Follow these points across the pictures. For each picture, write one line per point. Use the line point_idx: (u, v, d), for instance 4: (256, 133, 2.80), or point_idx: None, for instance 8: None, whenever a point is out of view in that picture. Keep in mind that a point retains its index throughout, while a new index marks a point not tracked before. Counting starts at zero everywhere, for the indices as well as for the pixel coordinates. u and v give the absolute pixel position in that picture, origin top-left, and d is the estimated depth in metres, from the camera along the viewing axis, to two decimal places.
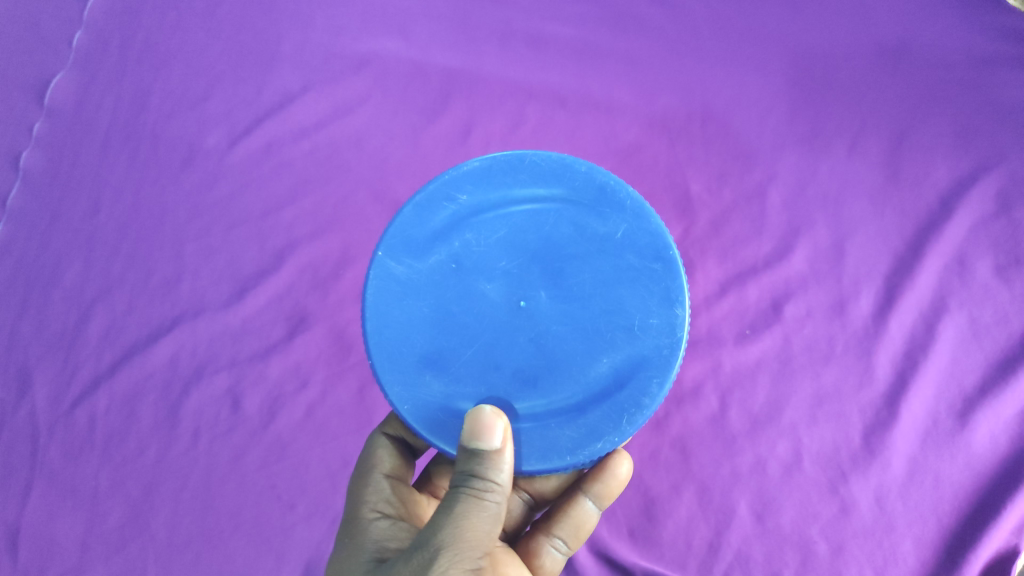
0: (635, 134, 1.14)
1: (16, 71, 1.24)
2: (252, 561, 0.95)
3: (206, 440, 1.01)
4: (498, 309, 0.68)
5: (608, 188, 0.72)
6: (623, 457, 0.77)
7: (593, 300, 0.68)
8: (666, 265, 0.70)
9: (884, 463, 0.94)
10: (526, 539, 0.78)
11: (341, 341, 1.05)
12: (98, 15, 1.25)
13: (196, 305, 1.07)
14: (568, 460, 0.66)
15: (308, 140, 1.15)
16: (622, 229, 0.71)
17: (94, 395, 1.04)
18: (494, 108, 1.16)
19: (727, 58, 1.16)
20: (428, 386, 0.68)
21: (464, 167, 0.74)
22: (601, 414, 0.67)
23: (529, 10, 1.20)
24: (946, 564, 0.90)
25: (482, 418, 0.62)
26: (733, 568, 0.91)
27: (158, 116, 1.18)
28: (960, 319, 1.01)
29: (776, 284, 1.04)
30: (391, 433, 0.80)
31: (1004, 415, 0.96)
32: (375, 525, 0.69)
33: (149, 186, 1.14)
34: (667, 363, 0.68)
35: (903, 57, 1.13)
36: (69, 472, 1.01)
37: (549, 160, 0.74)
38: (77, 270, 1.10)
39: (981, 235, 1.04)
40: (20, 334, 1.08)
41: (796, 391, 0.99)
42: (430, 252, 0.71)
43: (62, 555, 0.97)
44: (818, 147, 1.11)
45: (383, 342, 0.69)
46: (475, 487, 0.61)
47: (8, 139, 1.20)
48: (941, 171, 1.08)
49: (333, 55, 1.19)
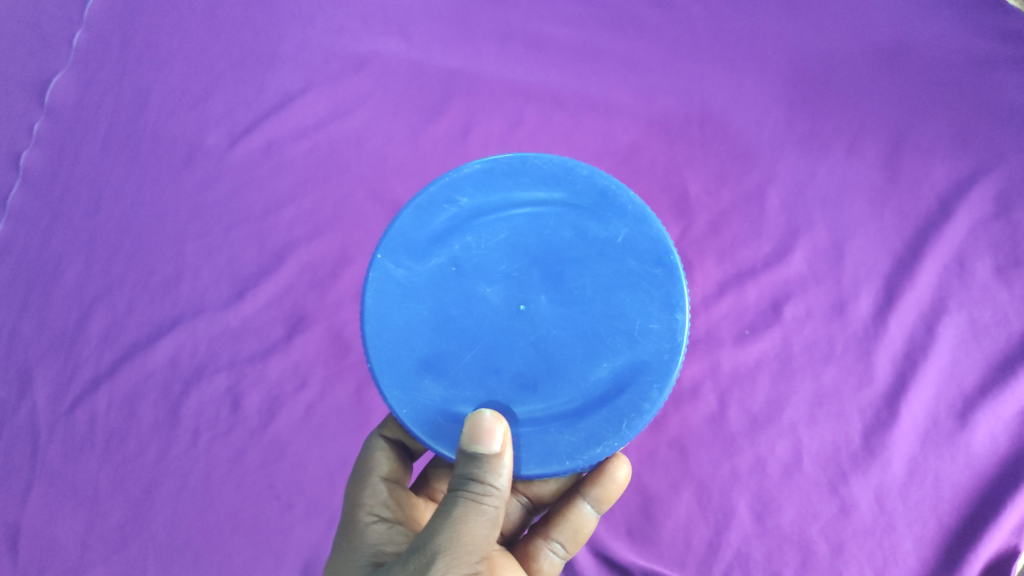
0: (635, 133, 1.13)
1: (16, 72, 1.24)
2: (252, 561, 0.95)
3: (206, 440, 1.01)
4: (498, 313, 0.68)
5: (609, 192, 0.72)
6: (622, 461, 0.78)
7: (594, 305, 0.68)
8: (667, 270, 0.70)
9: (884, 463, 0.94)
10: (525, 543, 0.78)
11: (340, 341, 1.04)
12: (98, 15, 1.25)
13: (196, 305, 1.07)
14: (567, 464, 0.66)
15: (308, 140, 1.15)
16: (623, 234, 0.71)
17: (95, 395, 1.04)
18: (494, 108, 1.16)
19: (726, 58, 1.15)
20: (427, 390, 0.68)
21: (465, 170, 0.74)
22: (601, 419, 0.67)
23: (529, 10, 1.20)
24: (945, 564, 0.90)
25: (483, 423, 0.62)
26: (732, 568, 0.91)
27: (158, 116, 1.18)
28: (960, 318, 1.00)
29: (775, 284, 1.03)
30: (388, 435, 0.80)
31: (1004, 415, 0.96)
32: (373, 529, 0.69)
33: (149, 185, 1.14)
34: (667, 368, 0.68)
35: (902, 56, 1.13)
36: (69, 471, 1.01)
37: (550, 164, 0.73)
38: (77, 270, 1.10)
39: (982, 235, 1.04)
40: (21, 333, 1.08)
41: (795, 391, 0.99)
42: (430, 254, 0.71)
43: (62, 554, 0.97)
44: (818, 147, 1.10)
45: (382, 345, 0.69)
46: (474, 491, 0.61)
47: (8, 139, 1.20)
48: (941, 171, 1.07)
49: (333, 56, 1.19)
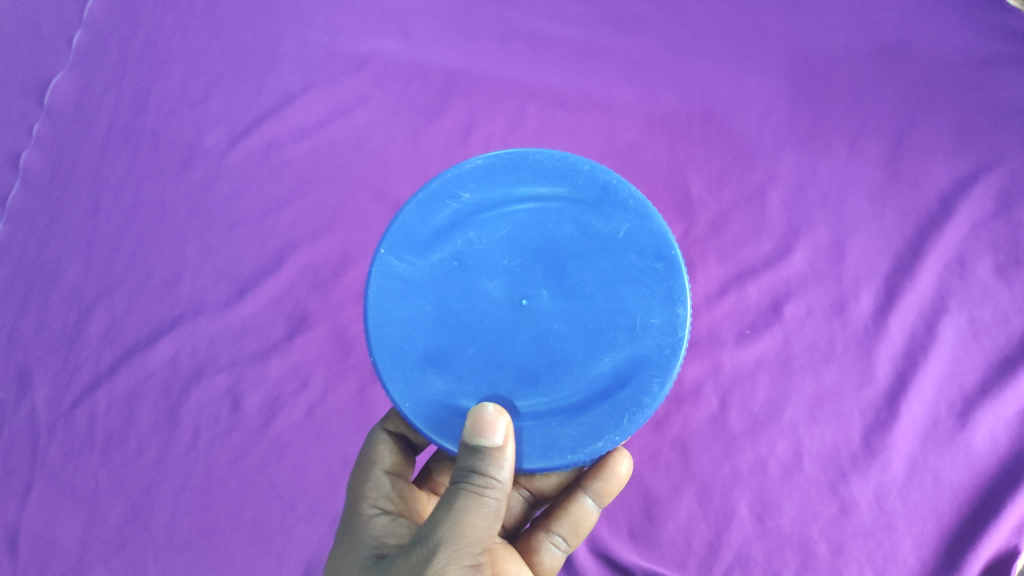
0: (635, 134, 1.14)
1: (16, 72, 1.25)
2: (252, 561, 0.95)
3: (206, 440, 1.01)
4: (500, 308, 0.68)
5: (610, 187, 0.72)
6: (623, 455, 0.78)
7: (595, 300, 0.68)
8: (668, 265, 0.70)
9: (885, 463, 0.94)
10: (526, 536, 0.79)
11: (341, 341, 1.05)
12: (97, 14, 1.25)
13: (196, 305, 1.07)
14: (569, 458, 0.66)
15: (309, 140, 1.15)
16: (624, 229, 0.71)
17: (94, 395, 1.04)
18: (495, 108, 1.17)
19: (727, 58, 1.16)
20: (429, 384, 0.68)
21: (467, 165, 0.74)
22: (603, 413, 0.67)
23: (528, 11, 1.21)
24: (946, 564, 0.90)
25: (485, 416, 0.62)
26: (733, 569, 0.91)
27: (158, 115, 1.18)
28: (959, 318, 1.01)
29: (776, 284, 1.04)
30: (391, 429, 0.80)
31: (1004, 415, 0.96)
32: (375, 521, 0.70)
33: (150, 185, 1.14)
34: (668, 363, 0.68)
35: (902, 57, 1.14)
36: (69, 472, 1.01)
37: (552, 158, 0.74)
38: (77, 270, 1.11)
39: (981, 236, 1.05)
40: (20, 333, 1.08)
41: (796, 391, 0.99)
42: (432, 249, 0.71)
43: (62, 555, 0.97)
44: (817, 148, 1.11)
45: (384, 339, 0.69)
46: (476, 483, 0.61)
47: (8, 138, 1.21)
48: (941, 172, 1.08)
49: (334, 55, 1.20)
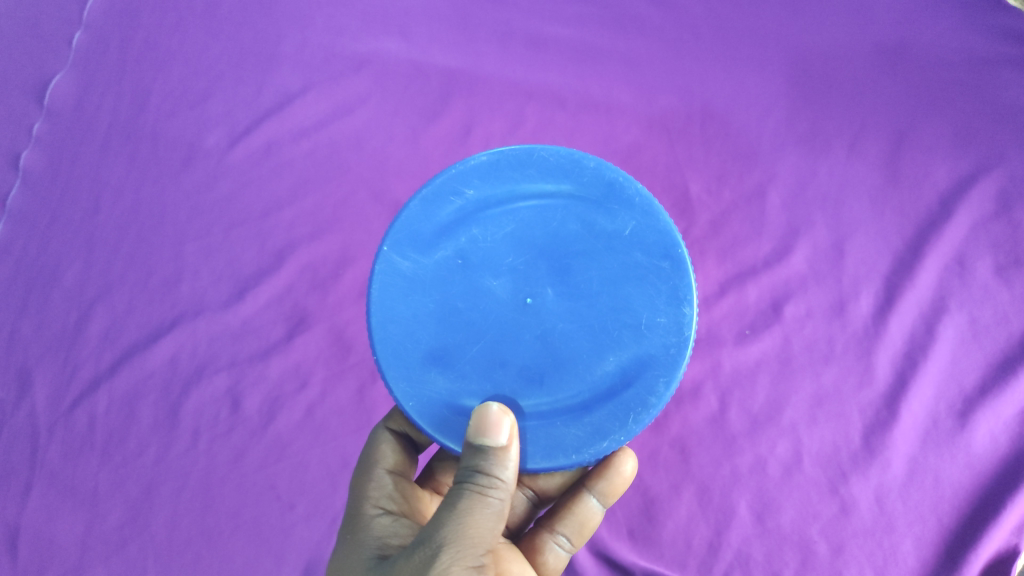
0: (635, 134, 1.14)
1: (16, 72, 1.24)
2: (252, 561, 0.95)
3: (206, 440, 1.01)
4: (504, 307, 0.68)
5: (616, 184, 0.73)
6: (628, 455, 0.78)
7: (600, 299, 0.69)
8: (674, 263, 0.70)
9: (884, 463, 0.95)
10: (531, 536, 0.79)
11: (341, 341, 1.04)
12: (97, 15, 1.25)
13: (196, 305, 1.07)
14: (573, 458, 0.66)
15: (308, 140, 1.15)
16: (630, 226, 0.71)
17: (94, 395, 1.03)
18: (495, 108, 1.17)
19: (727, 58, 1.16)
20: (433, 383, 0.68)
21: (471, 162, 0.74)
22: (607, 413, 0.67)
23: (529, 11, 1.21)
24: (946, 564, 0.90)
25: (489, 416, 0.62)
26: (733, 568, 0.91)
27: (158, 115, 1.18)
28: (959, 318, 1.01)
29: (775, 284, 1.04)
30: (394, 428, 0.80)
31: (1004, 415, 0.96)
32: (377, 521, 0.70)
33: (150, 185, 1.14)
34: (674, 362, 0.68)
35: (900, 57, 1.14)
36: (69, 471, 1.00)
37: (557, 155, 0.74)
38: (77, 270, 1.10)
39: (981, 236, 1.05)
40: (20, 333, 1.08)
41: (795, 391, 0.99)
42: (436, 247, 0.71)
43: (62, 555, 0.96)
44: (817, 148, 1.11)
45: (387, 338, 0.69)
46: (479, 483, 0.61)
47: (8, 139, 1.20)
48: (940, 172, 1.08)
49: (334, 55, 1.20)
